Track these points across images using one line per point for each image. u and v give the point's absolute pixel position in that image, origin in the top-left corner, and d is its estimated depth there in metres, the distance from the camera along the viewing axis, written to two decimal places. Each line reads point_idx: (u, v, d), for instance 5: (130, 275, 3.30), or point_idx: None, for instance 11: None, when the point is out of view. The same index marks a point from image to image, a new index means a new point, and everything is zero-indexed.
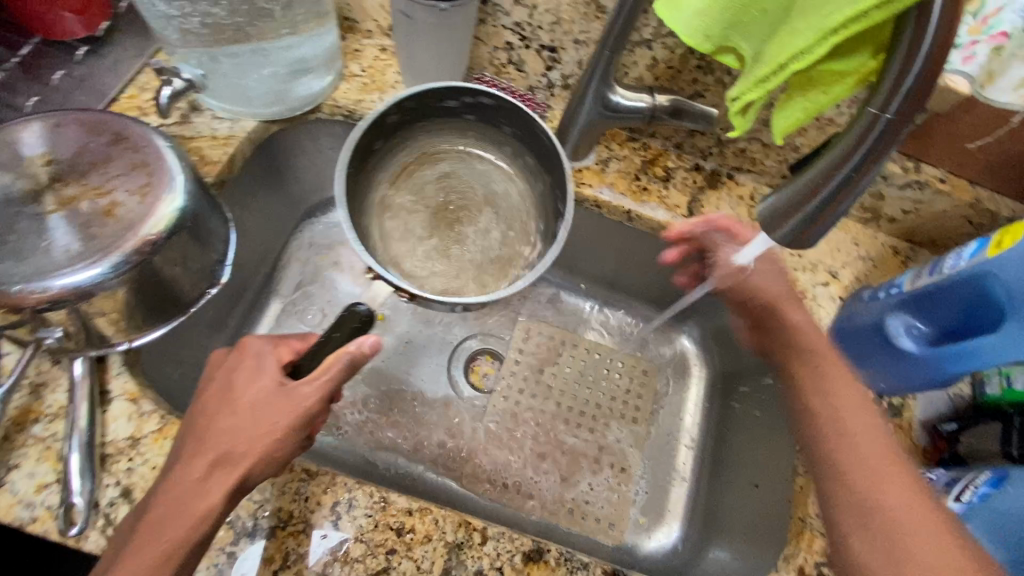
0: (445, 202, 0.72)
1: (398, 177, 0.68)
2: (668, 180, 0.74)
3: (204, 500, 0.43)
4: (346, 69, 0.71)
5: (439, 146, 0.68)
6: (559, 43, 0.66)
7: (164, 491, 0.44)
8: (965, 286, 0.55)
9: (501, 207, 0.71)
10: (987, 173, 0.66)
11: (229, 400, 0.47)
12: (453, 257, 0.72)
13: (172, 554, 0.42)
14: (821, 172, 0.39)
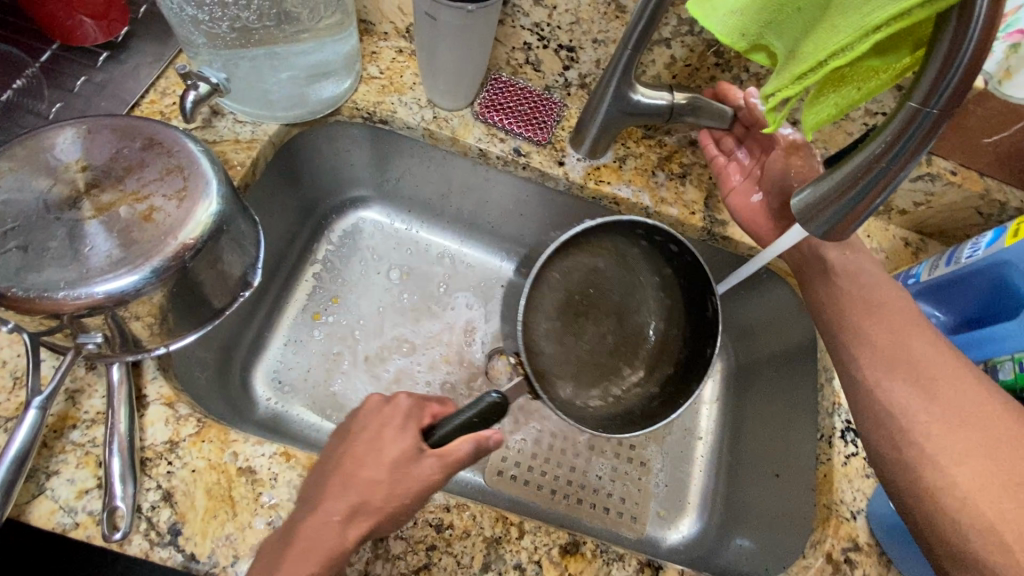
0: (581, 294, 0.71)
1: (569, 261, 0.70)
2: (684, 177, 0.75)
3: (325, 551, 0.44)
4: (364, 71, 0.71)
5: (603, 245, 0.70)
6: (577, 43, 0.67)
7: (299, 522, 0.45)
8: (983, 275, 0.56)
9: (627, 323, 0.72)
10: (997, 164, 0.67)
11: (371, 450, 0.48)
12: (565, 345, 0.69)
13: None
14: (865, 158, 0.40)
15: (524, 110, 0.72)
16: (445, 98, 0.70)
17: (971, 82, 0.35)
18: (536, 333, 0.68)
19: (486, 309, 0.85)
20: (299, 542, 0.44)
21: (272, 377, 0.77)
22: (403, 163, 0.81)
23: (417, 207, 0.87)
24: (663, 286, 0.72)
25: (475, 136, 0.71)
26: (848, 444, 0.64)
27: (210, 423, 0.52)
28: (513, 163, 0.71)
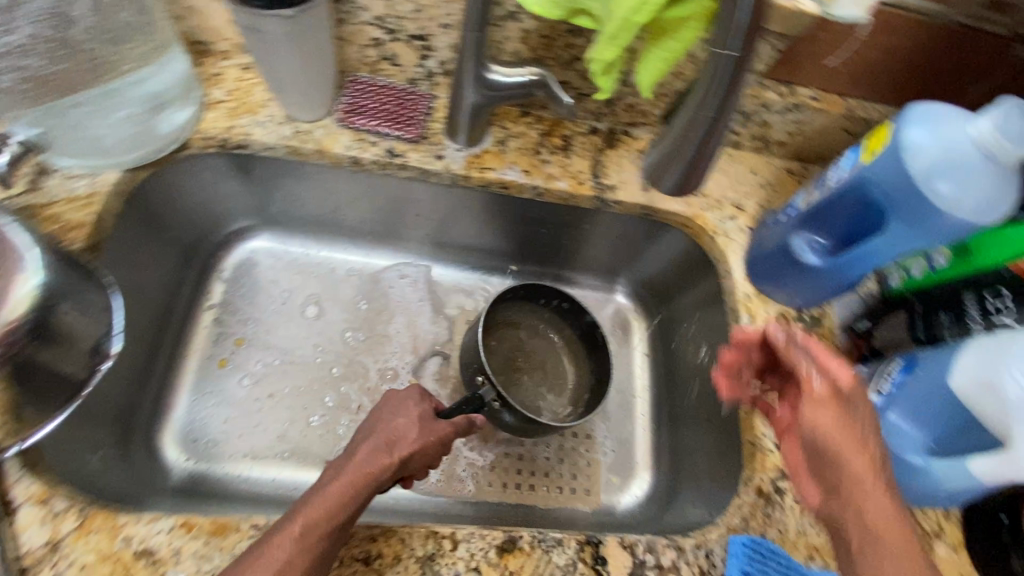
0: (516, 350, 0.84)
1: (506, 332, 0.84)
2: (568, 148, 0.74)
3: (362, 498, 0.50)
4: (208, 96, 0.66)
5: (522, 314, 0.85)
6: (427, 30, 0.64)
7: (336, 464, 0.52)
8: (850, 195, 0.57)
9: (555, 362, 0.85)
10: (854, 84, 0.69)
11: (400, 405, 0.58)
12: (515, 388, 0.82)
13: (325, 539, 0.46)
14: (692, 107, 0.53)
15: (388, 108, 0.69)
16: (301, 111, 0.65)
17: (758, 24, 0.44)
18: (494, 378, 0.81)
19: (404, 320, 0.84)
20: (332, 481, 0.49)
21: (183, 438, 0.73)
22: (279, 185, 0.77)
23: (310, 226, 0.84)
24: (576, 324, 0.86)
25: (343, 145, 0.67)
26: (763, 378, 0.66)
27: (94, 511, 0.48)
28: (389, 166, 0.68)
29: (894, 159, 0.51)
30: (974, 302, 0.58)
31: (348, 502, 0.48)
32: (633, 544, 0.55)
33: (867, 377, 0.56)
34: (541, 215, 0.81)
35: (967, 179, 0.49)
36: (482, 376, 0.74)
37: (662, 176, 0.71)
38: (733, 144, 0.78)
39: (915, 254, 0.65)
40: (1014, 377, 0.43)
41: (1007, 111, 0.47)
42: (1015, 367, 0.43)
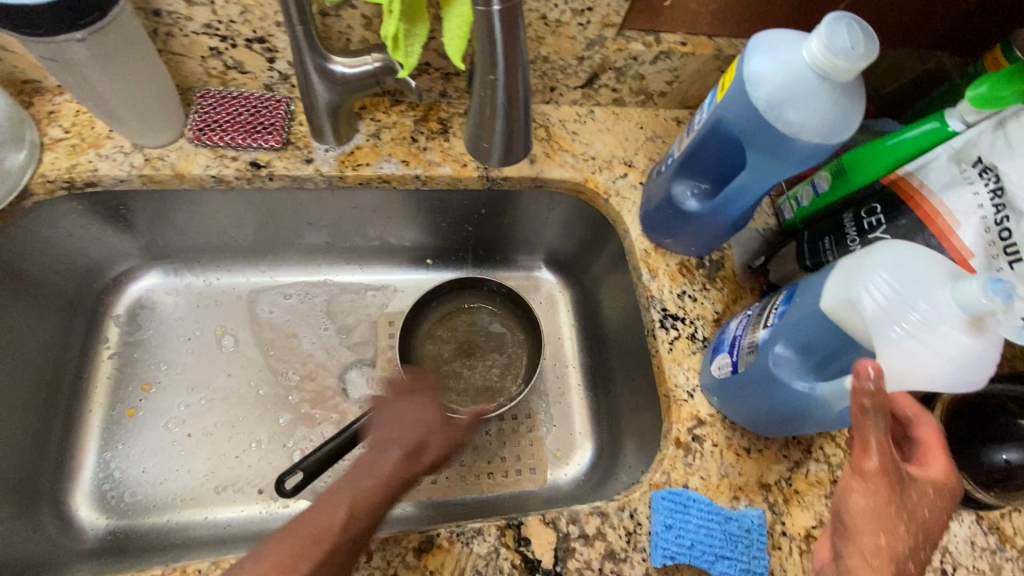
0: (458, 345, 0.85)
1: (433, 331, 0.86)
2: (447, 131, 0.72)
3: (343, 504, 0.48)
4: (45, 136, 0.62)
5: (462, 305, 0.87)
6: (263, 31, 0.60)
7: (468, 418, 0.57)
8: (712, 136, 0.56)
9: (498, 351, 0.86)
10: (717, 23, 0.68)
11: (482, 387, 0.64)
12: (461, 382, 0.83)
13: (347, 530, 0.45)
14: (482, 81, 0.59)
15: (245, 119, 0.65)
16: (147, 137, 0.62)
17: None
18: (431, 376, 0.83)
19: (321, 336, 0.83)
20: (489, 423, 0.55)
21: (95, 497, 0.69)
22: (154, 218, 0.73)
23: (204, 255, 0.81)
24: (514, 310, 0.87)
25: (202, 165, 0.63)
26: (670, 330, 0.65)
27: None
28: (256, 179, 0.65)
29: (740, 93, 0.50)
30: (851, 222, 0.59)
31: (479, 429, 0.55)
32: (556, 518, 0.55)
33: (758, 312, 0.57)
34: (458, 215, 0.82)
35: (808, 101, 0.48)
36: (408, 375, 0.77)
37: (487, 150, 0.68)
38: (616, 101, 0.77)
39: (803, 184, 0.67)
40: (872, 293, 0.44)
41: (833, 27, 0.45)
42: (869, 280, 0.44)
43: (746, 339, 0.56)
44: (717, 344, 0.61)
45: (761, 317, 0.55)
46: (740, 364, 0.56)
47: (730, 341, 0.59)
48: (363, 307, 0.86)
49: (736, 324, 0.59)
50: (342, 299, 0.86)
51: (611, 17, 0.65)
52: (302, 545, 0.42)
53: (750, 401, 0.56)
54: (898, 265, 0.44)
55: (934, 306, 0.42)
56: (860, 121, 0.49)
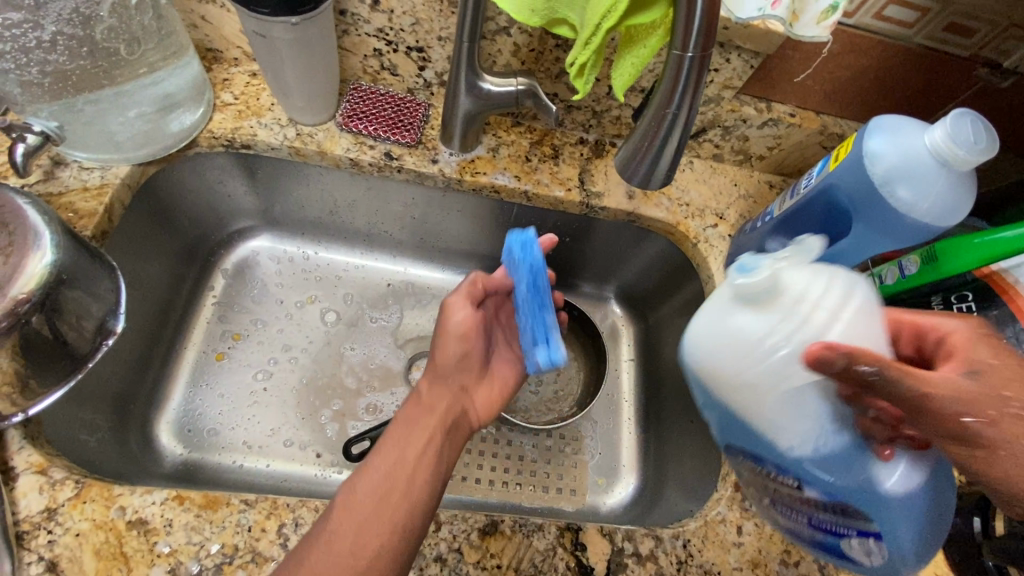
0: None
1: None
2: (558, 157, 0.78)
3: (402, 478, 0.50)
4: (218, 99, 0.70)
5: None
6: (424, 42, 0.68)
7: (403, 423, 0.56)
8: (818, 201, 0.60)
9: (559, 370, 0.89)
10: (827, 101, 0.73)
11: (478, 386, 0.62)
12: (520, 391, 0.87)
13: (422, 494, 0.50)
14: (652, 119, 0.50)
15: (388, 115, 0.73)
16: (304, 114, 0.69)
17: (712, 25, 0.42)
18: None
19: (397, 323, 0.88)
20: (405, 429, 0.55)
21: (177, 426, 0.75)
22: (280, 186, 0.81)
23: (310, 228, 0.88)
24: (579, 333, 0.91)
25: (343, 147, 0.71)
26: None
27: (90, 482, 0.50)
28: (386, 168, 0.72)
29: (856, 166, 0.54)
30: (940, 303, 0.63)
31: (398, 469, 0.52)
32: (612, 532, 0.57)
33: (777, 498, 0.51)
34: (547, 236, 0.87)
35: (922, 184, 0.52)
36: None
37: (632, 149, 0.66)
38: (716, 157, 0.82)
39: (888, 264, 0.70)
40: (775, 366, 0.43)
41: (957, 121, 0.50)
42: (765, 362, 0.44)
43: (833, 515, 0.47)
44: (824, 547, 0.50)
45: (799, 496, 0.49)
46: (863, 525, 0.47)
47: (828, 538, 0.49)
48: (440, 304, 0.91)
49: (800, 518, 0.50)
50: (422, 292, 0.92)
51: (732, 80, 0.70)
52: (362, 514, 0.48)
53: (899, 527, 0.46)
54: (732, 327, 0.46)
55: (772, 324, 0.44)
56: (969, 209, 0.52)
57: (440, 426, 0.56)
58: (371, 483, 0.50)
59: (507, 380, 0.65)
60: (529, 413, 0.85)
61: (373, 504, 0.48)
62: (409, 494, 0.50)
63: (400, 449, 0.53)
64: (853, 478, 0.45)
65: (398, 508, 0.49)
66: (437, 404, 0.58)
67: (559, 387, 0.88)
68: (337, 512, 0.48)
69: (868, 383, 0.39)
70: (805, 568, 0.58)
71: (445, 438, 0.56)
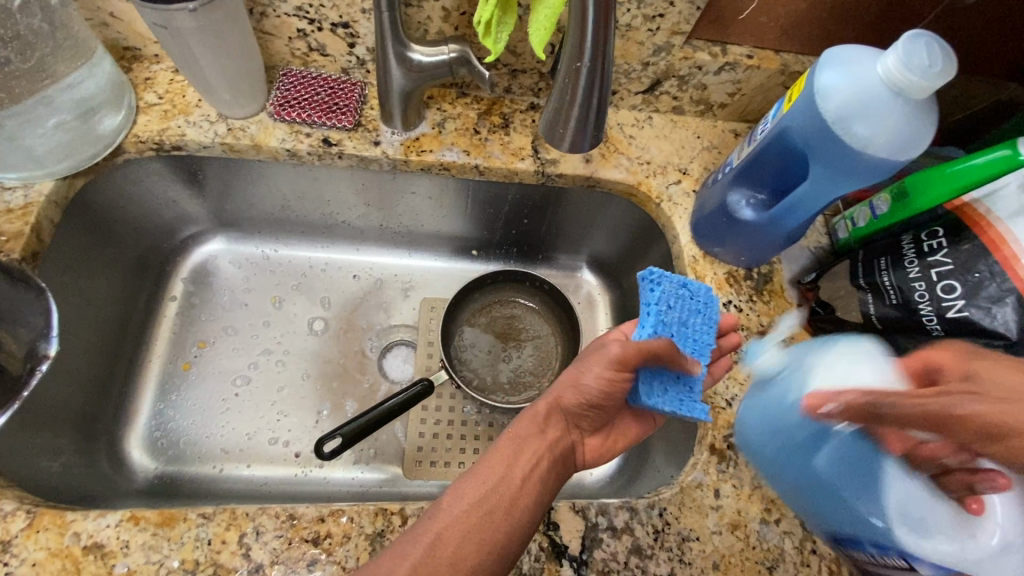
0: (498, 336, 0.87)
1: (471, 320, 0.87)
2: (508, 126, 0.74)
3: (512, 490, 0.49)
4: (141, 100, 0.67)
5: (511, 298, 0.90)
6: (349, 17, 0.64)
7: (518, 431, 0.54)
8: (775, 147, 0.57)
9: (540, 347, 0.87)
10: (784, 38, 0.69)
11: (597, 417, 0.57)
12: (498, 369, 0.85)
13: (525, 526, 0.48)
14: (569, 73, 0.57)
15: (322, 99, 0.69)
16: (233, 108, 0.66)
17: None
18: (467, 360, 0.85)
19: (365, 314, 0.86)
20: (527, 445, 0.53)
21: (149, 442, 0.74)
22: (226, 187, 0.78)
23: (266, 226, 0.85)
24: (553, 310, 0.89)
25: (279, 138, 0.67)
26: None
27: (42, 510, 0.48)
28: (326, 155, 0.68)
29: (809, 105, 0.51)
30: (910, 243, 0.58)
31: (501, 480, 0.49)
32: (585, 508, 0.55)
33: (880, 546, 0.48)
34: (511, 212, 0.84)
35: (878, 118, 0.48)
36: (442, 362, 0.81)
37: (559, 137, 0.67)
38: (675, 109, 0.78)
39: (860, 205, 0.67)
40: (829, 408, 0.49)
41: (909, 44, 0.46)
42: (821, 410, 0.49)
43: None
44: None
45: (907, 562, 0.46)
46: None
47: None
48: (407, 290, 0.89)
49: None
50: (388, 280, 0.89)
51: (680, 25, 0.66)
52: (467, 518, 0.47)
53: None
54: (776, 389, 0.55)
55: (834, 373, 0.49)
56: (930, 140, 0.49)
57: (547, 460, 0.53)
58: (475, 492, 0.49)
59: (625, 431, 0.61)
60: (506, 394, 0.84)
61: (479, 512, 0.47)
62: (515, 516, 0.48)
63: (510, 472, 0.50)
64: (963, 552, 0.43)
65: (500, 527, 0.47)
66: (547, 428, 0.55)
67: (536, 367, 0.86)
68: (437, 512, 0.47)
69: (871, 414, 0.44)
70: (786, 524, 0.57)
71: (553, 467, 0.53)
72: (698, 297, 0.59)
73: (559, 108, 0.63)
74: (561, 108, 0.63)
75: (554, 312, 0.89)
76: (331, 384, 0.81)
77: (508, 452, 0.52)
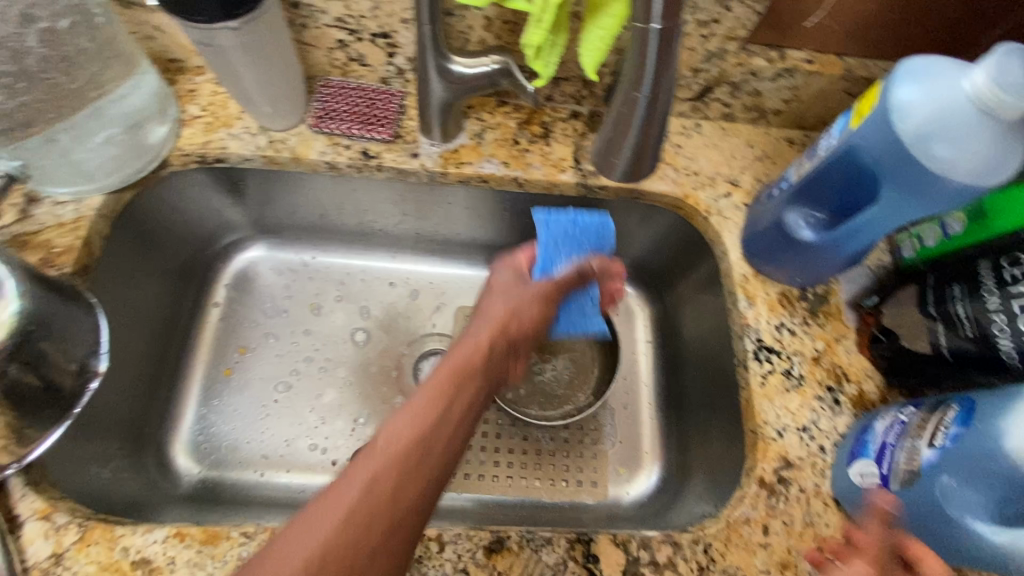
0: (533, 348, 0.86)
1: None
2: (548, 135, 0.72)
3: (435, 448, 0.43)
4: (185, 113, 0.67)
5: None
6: (388, 27, 0.62)
7: (453, 365, 0.49)
8: (839, 164, 0.53)
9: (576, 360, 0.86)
10: (849, 41, 0.64)
11: (531, 326, 0.57)
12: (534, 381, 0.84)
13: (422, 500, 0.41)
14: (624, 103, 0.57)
15: (361, 110, 0.68)
16: (273, 121, 0.65)
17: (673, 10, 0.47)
18: None
19: (399, 322, 0.85)
20: (461, 382, 0.49)
21: (193, 448, 0.75)
22: (265, 195, 0.78)
23: (304, 234, 0.85)
24: None
25: (318, 150, 0.67)
26: (764, 363, 0.62)
27: (93, 524, 0.49)
28: (365, 168, 0.67)
29: (883, 123, 0.47)
30: (988, 271, 0.53)
31: (420, 440, 0.43)
32: (627, 541, 0.54)
33: (919, 422, 0.51)
34: None
35: (964, 139, 0.44)
36: None
37: (612, 165, 0.67)
38: (726, 116, 0.74)
39: (929, 222, 0.62)
40: None
41: (1005, 59, 0.42)
42: None
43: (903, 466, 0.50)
44: (857, 445, 0.56)
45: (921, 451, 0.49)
46: (894, 479, 0.51)
47: (877, 448, 0.54)
48: (442, 299, 0.88)
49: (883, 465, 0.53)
50: (423, 288, 0.88)
51: (735, 31, 0.62)
52: (354, 507, 0.38)
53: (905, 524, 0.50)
54: None
55: None
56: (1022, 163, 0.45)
57: (465, 418, 0.47)
58: (350, 502, 0.39)
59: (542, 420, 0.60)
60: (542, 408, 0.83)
61: (354, 523, 0.38)
62: (411, 504, 0.41)
63: (417, 418, 0.44)
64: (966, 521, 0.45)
65: (410, 495, 0.41)
66: (488, 368, 0.51)
67: (571, 379, 0.85)
68: (325, 494, 0.39)
69: None
70: None
71: (480, 394, 0.49)
72: (585, 233, 0.65)
73: (612, 141, 0.64)
74: (615, 138, 0.64)
75: (591, 323, 0.86)
76: (366, 393, 0.81)
77: (439, 389, 0.47)
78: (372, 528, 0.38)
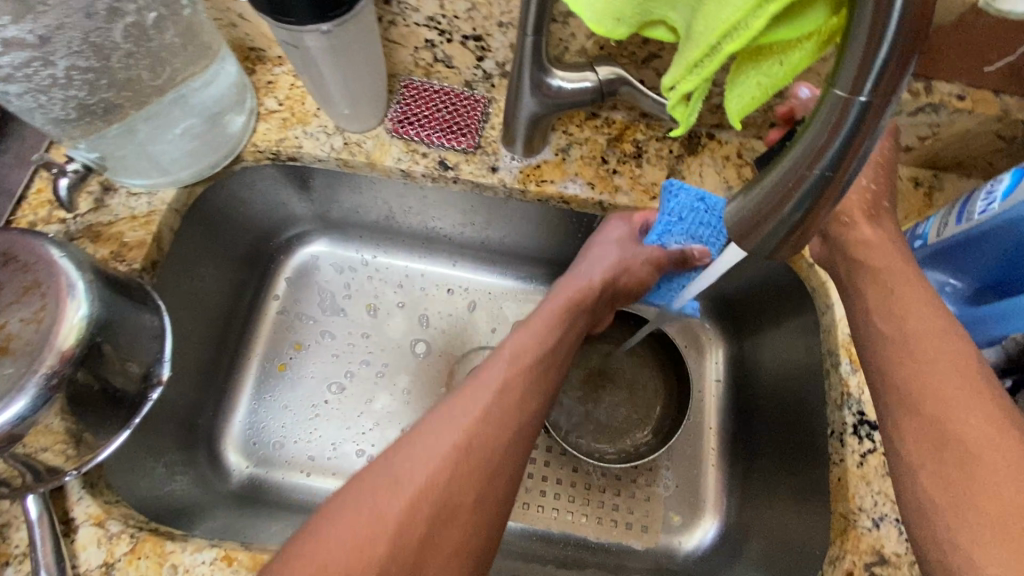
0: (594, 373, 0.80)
1: None
2: (640, 156, 0.65)
3: (505, 420, 0.51)
4: (261, 106, 0.64)
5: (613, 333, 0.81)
6: (483, 30, 0.57)
7: (524, 344, 0.56)
8: (998, 235, 0.47)
9: (637, 392, 0.79)
10: (1014, 78, 0.54)
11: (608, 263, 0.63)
12: (590, 412, 0.78)
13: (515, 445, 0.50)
14: (771, 177, 0.29)
15: (442, 117, 0.64)
16: (351, 122, 0.62)
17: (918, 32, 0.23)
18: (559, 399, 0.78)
19: (455, 333, 0.82)
20: (530, 354, 0.55)
21: (242, 443, 0.75)
22: (333, 193, 0.76)
23: (367, 232, 0.83)
24: (659, 352, 0.80)
25: (394, 157, 0.63)
26: (863, 440, 0.57)
27: (145, 536, 0.49)
28: (441, 179, 0.63)
29: None
30: None
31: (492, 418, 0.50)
32: None
33: None
34: None
35: None
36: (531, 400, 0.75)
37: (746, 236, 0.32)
38: None
39: None
40: None
41: None
42: None
43: None
44: None
45: None
46: None
47: None
48: (502, 312, 0.83)
49: None
50: (482, 300, 0.84)
51: None
52: (433, 457, 0.47)
53: None
54: None
55: None
56: None
57: (540, 410, 0.54)
58: (432, 449, 0.47)
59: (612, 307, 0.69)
60: (598, 440, 0.77)
61: (444, 468, 0.46)
62: (489, 496, 0.48)
63: (489, 409, 0.50)
64: None
65: (473, 492, 0.47)
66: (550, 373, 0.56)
67: (631, 412, 0.78)
68: (413, 437, 0.48)
69: None
70: None
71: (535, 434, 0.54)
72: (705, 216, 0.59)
73: (749, 207, 0.31)
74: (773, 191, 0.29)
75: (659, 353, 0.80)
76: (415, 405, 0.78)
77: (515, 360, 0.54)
78: (443, 471, 0.46)
